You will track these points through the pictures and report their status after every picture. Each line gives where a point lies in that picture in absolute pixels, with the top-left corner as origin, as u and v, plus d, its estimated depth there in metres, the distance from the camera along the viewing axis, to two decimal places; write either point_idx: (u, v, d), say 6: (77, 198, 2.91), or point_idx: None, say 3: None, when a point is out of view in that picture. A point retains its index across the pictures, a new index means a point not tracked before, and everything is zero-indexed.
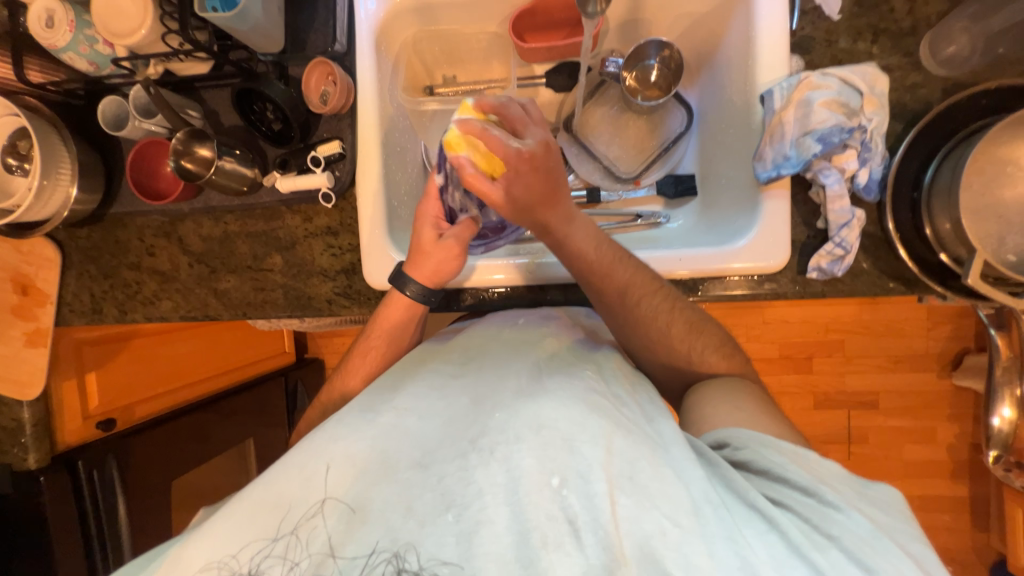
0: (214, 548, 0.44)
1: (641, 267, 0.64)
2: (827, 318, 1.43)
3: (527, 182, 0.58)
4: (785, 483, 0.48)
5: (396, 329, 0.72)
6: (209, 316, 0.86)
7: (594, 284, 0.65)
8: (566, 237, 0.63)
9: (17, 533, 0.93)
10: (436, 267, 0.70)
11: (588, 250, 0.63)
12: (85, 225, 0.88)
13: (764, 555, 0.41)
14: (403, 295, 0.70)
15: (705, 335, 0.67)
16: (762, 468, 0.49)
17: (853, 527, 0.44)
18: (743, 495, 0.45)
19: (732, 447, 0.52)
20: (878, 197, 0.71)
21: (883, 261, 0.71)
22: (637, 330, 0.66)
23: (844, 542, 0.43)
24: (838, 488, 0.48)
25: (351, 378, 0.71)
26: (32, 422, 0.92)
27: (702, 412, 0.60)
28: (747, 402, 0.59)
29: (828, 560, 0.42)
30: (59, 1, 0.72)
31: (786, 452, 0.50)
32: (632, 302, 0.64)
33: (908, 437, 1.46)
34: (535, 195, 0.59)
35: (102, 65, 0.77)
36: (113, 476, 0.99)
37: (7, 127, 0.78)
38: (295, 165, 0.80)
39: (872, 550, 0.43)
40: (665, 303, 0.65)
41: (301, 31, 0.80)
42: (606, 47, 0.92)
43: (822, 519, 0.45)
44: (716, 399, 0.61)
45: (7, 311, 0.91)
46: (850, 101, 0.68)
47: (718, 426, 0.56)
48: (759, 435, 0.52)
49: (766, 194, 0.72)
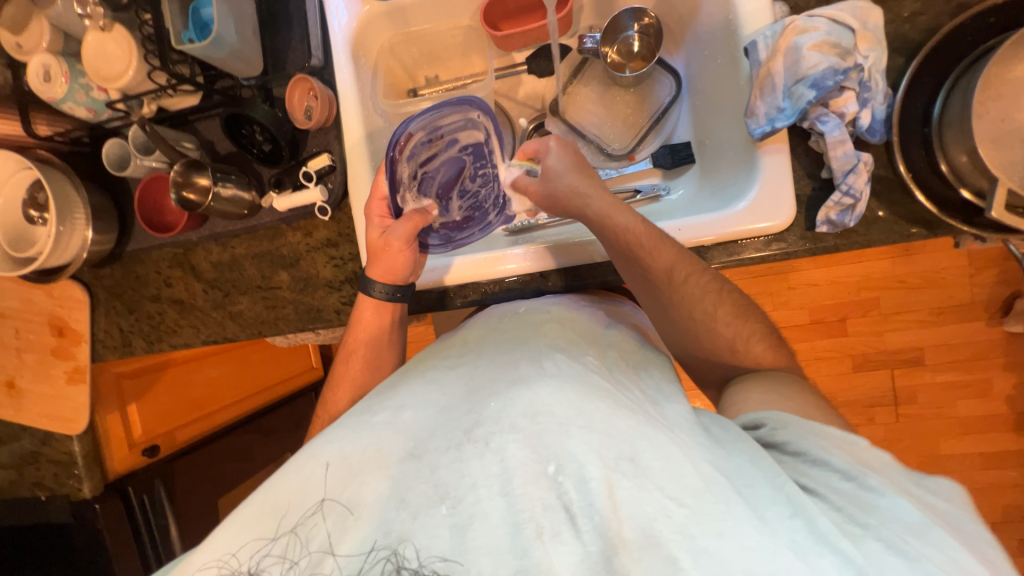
0: (220, 547, 0.45)
1: (684, 250, 0.64)
2: (857, 277, 1.36)
3: (562, 159, 0.71)
4: (824, 466, 0.46)
5: (373, 334, 0.74)
6: (227, 338, 0.90)
7: (637, 263, 0.64)
8: (607, 216, 0.66)
9: (82, 558, 0.99)
10: (391, 265, 0.72)
11: (634, 231, 0.64)
12: (106, 265, 0.92)
13: (782, 537, 0.39)
14: (370, 296, 0.74)
15: (750, 322, 0.66)
16: (797, 450, 0.48)
17: (898, 513, 0.42)
18: (768, 478, 0.43)
19: (769, 427, 0.52)
20: (885, 138, 0.66)
21: (899, 205, 0.67)
22: (668, 308, 0.66)
23: (883, 530, 0.40)
24: (891, 478, 0.45)
25: (340, 391, 0.72)
26: (82, 454, 0.98)
27: (739, 399, 0.60)
28: (791, 392, 0.58)
29: (861, 550, 0.39)
30: (53, 56, 0.76)
31: (831, 439, 0.49)
32: (679, 279, 0.64)
33: (960, 392, 1.37)
34: (570, 171, 0.70)
35: (100, 111, 0.81)
36: (162, 498, 1.06)
37: (25, 181, 0.84)
38: (290, 182, 0.82)
39: (918, 538, 0.40)
40: (710, 285, 0.65)
41: (280, 52, 0.82)
42: (583, 25, 0.91)
43: (860, 506, 0.43)
44: (757, 387, 0.60)
45: (47, 353, 0.96)
46: (841, 41, 0.64)
47: (755, 408, 0.56)
48: (802, 421, 0.51)
49: (763, 150, 0.69)
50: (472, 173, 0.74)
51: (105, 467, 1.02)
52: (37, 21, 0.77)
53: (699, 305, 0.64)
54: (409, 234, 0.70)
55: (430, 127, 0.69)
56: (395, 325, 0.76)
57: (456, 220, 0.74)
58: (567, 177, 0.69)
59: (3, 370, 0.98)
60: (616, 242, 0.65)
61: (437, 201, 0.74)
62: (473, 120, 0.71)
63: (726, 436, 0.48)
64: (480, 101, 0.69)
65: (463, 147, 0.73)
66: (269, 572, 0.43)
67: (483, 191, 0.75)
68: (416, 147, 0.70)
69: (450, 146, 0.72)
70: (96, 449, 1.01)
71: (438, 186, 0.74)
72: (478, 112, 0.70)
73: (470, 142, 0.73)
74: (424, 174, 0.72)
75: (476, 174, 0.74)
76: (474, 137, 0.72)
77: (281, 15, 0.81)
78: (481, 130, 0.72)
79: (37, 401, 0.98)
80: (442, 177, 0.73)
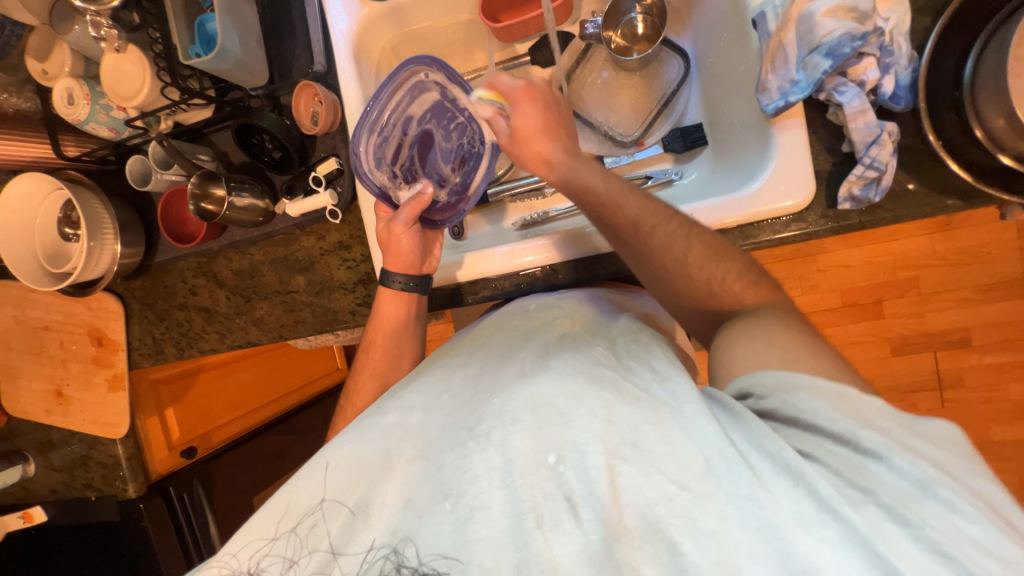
0: (225, 547, 0.47)
1: (652, 200, 0.63)
2: (893, 255, 1.29)
3: (525, 112, 0.68)
4: (817, 432, 0.40)
5: (395, 325, 0.76)
6: (251, 342, 0.93)
7: (603, 212, 0.63)
8: (573, 175, 0.66)
9: (131, 554, 1.05)
10: (400, 250, 0.73)
11: (595, 184, 0.64)
12: (137, 276, 0.97)
13: (788, 511, 0.36)
14: (390, 288, 0.75)
15: (725, 262, 0.59)
16: (789, 417, 0.42)
17: (894, 479, 0.37)
18: (766, 449, 0.39)
19: (756, 397, 0.45)
20: (911, 103, 0.62)
21: (928, 176, 0.63)
22: (654, 261, 0.61)
23: (881, 496, 0.36)
24: (887, 428, 0.39)
25: (362, 378, 0.76)
26: (126, 457, 1.03)
27: (723, 356, 0.52)
28: (779, 337, 0.49)
29: (863, 517, 0.35)
30: (76, 80, 0.80)
31: (824, 394, 0.41)
32: (646, 222, 0.61)
33: (1011, 373, 1.29)
34: (535, 125, 0.67)
35: (121, 130, 0.85)
36: (200, 495, 1.11)
37: (59, 200, 0.89)
38: (301, 188, 0.84)
39: (918, 504, 0.35)
40: (679, 227, 0.60)
41: (285, 60, 0.84)
42: (586, 10, 0.89)
43: (856, 472, 0.38)
44: (740, 336, 0.52)
45: (88, 362, 1.02)
46: (859, 3, 0.59)
47: (741, 371, 0.48)
48: (790, 377, 0.43)
49: (777, 127, 0.66)
50: (445, 134, 0.77)
51: (148, 469, 1.08)
52: (61, 49, 0.81)
53: (685, 256, 0.59)
54: (410, 217, 0.72)
55: (378, 123, 0.71)
56: (415, 319, 0.77)
57: (459, 186, 0.79)
58: (530, 128, 0.67)
59: (52, 379, 1.04)
60: (580, 190, 0.65)
61: (430, 179, 0.78)
62: (422, 82, 0.72)
63: (722, 410, 0.43)
64: (416, 60, 0.70)
65: (424, 116, 0.75)
66: (271, 573, 0.44)
67: (462, 141, 0.78)
68: (378, 149, 0.72)
69: (413, 123, 0.75)
70: (139, 451, 1.06)
71: (420, 163, 0.77)
72: (422, 72, 0.71)
73: (428, 107, 0.75)
74: (404, 166, 0.76)
75: (449, 133, 0.77)
76: (429, 98, 0.74)
77: (285, 24, 0.83)
78: (433, 87, 0.73)
79: (82, 408, 1.04)
80: (421, 156, 0.77)
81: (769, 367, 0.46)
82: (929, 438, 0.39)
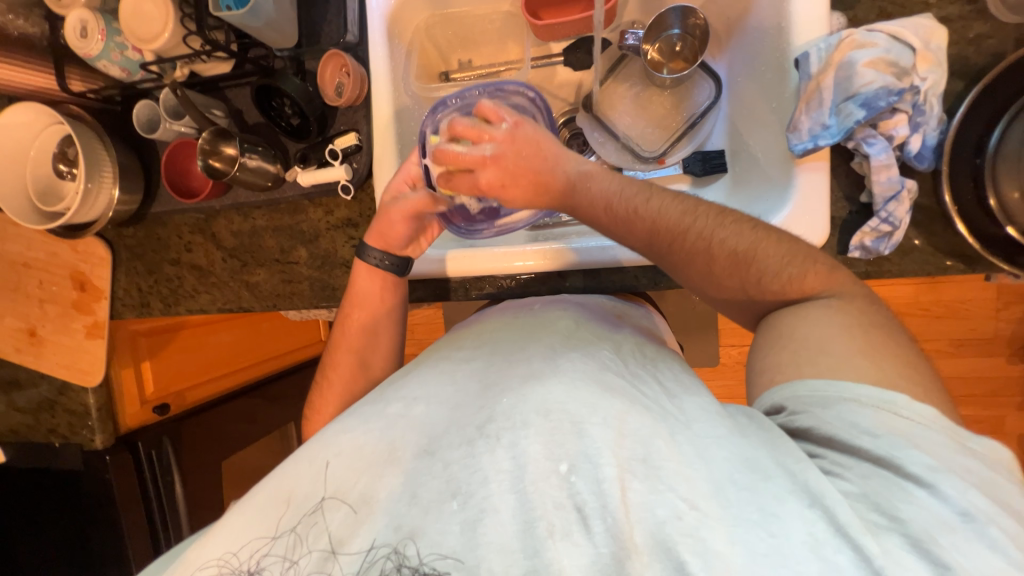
0: (220, 546, 0.46)
1: (665, 212, 0.58)
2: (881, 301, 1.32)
3: (507, 173, 0.59)
4: (853, 453, 0.42)
5: (362, 295, 0.75)
6: (243, 307, 0.90)
7: (619, 235, 0.60)
8: (576, 194, 0.60)
9: (91, 506, 1.03)
10: (385, 230, 0.73)
11: (598, 210, 0.59)
12: (130, 225, 0.93)
13: (801, 536, 0.38)
14: (366, 262, 0.74)
15: (760, 259, 0.55)
16: (825, 436, 0.43)
17: (933, 506, 0.38)
18: (793, 473, 0.41)
19: (788, 413, 0.47)
20: (933, 165, 0.64)
21: (939, 235, 0.65)
22: (682, 271, 0.59)
23: (912, 527, 0.37)
24: (934, 451, 0.40)
25: (339, 352, 0.76)
26: (96, 407, 1.01)
27: (762, 363, 0.52)
28: (831, 343, 0.48)
29: (881, 545, 0.37)
30: (91, 11, 0.76)
31: (871, 405, 0.43)
32: (663, 239, 0.58)
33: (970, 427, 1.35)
34: (523, 170, 0.59)
35: (133, 71, 0.81)
36: (168, 455, 1.09)
37: (56, 135, 0.85)
38: (315, 159, 0.82)
39: (953, 534, 0.36)
40: (698, 237, 0.57)
41: (315, 23, 0.81)
42: (627, 18, 0.87)
43: (888, 497, 0.39)
44: (785, 340, 0.51)
45: (68, 306, 0.98)
46: (900, 59, 0.61)
47: (779, 382, 0.49)
48: (830, 390, 0.45)
49: (800, 168, 0.67)
50: None
51: (118, 421, 1.05)
52: None
53: (710, 265, 0.56)
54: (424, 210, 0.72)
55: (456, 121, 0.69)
56: (387, 291, 0.76)
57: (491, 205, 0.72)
58: (520, 176, 0.59)
59: (26, 318, 1.00)
60: (588, 212, 0.60)
61: None
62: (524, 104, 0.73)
63: (752, 423, 0.45)
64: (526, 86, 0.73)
65: None
66: (269, 572, 0.43)
67: None
68: None
69: None
70: (110, 403, 1.03)
71: None
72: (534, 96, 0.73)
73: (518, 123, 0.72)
74: None
75: None
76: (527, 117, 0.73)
77: None
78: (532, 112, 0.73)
79: (56, 351, 1.00)
80: None
81: (809, 376, 0.47)
82: (980, 461, 0.40)
